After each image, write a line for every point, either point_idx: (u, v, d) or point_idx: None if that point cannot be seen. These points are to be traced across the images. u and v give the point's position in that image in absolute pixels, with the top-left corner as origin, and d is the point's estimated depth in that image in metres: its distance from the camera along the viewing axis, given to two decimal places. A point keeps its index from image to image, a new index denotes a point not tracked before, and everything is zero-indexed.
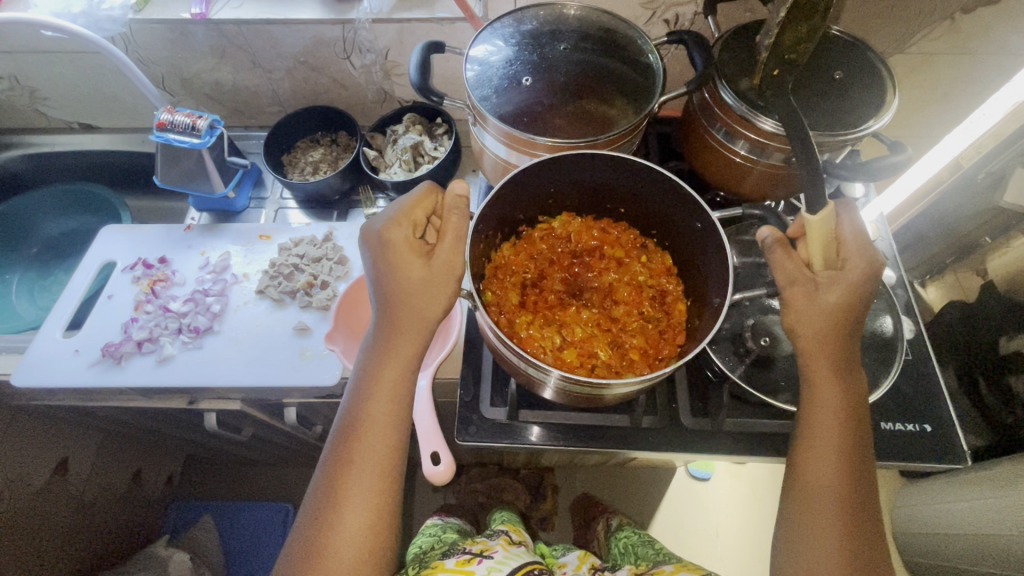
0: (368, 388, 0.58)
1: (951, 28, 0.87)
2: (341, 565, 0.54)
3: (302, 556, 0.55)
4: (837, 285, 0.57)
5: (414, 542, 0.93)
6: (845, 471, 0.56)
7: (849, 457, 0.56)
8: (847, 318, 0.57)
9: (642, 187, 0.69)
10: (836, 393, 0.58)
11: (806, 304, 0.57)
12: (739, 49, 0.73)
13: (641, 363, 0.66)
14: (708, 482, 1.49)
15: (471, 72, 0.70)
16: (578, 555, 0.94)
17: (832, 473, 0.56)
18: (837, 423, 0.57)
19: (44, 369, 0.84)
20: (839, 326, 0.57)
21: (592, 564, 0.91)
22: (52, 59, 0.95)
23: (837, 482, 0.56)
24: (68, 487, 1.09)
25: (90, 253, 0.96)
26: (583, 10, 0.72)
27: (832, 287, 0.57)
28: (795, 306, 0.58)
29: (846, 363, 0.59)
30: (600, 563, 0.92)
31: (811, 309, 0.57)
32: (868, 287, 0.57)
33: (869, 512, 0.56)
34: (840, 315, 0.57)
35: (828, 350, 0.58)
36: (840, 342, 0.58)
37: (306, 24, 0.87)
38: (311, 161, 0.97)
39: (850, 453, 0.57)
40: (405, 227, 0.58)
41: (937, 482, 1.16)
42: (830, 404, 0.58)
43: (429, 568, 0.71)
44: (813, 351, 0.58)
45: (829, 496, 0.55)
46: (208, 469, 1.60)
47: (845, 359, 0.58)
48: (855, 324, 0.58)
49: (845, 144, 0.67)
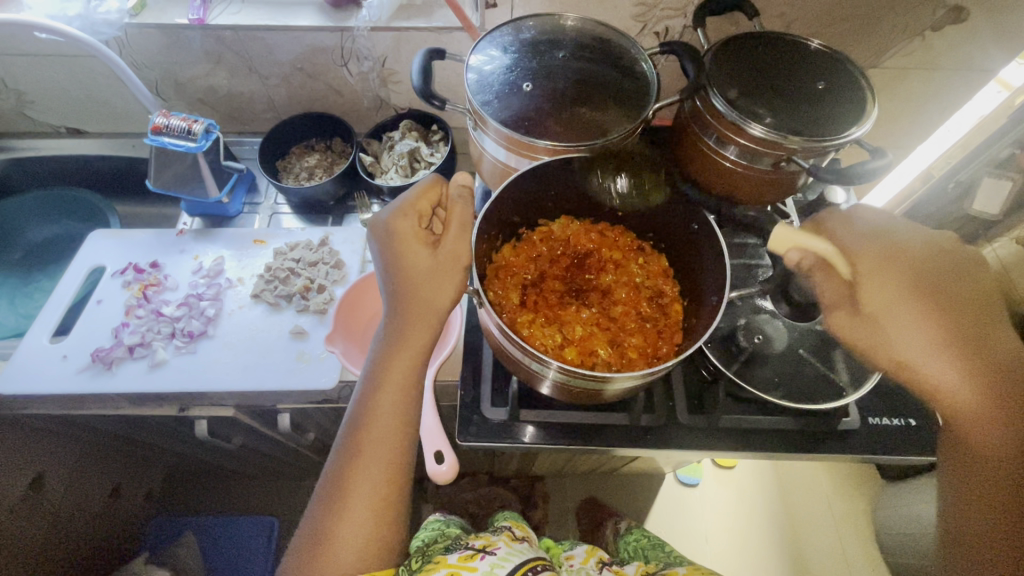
0: (376, 379, 0.58)
1: (921, 45, 0.93)
2: (349, 553, 0.55)
3: (311, 545, 0.55)
4: (908, 281, 0.59)
5: (416, 535, 0.90)
6: (985, 442, 0.55)
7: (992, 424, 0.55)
8: (940, 303, 0.58)
9: (638, 188, 0.71)
10: (973, 371, 0.56)
11: (878, 311, 0.60)
12: (729, 59, 0.76)
13: (640, 358, 0.68)
14: (696, 487, 1.52)
15: (472, 78, 0.72)
16: (586, 548, 0.90)
17: (990, 454, 0.55)
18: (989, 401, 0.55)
19: (30, 375, 0.82)
20: (939, 313, 0.58)
21: (601, 559, 0.87)
22: (41, 62, 0.94)
23: (1009, 464, 0.54)
24: (44, 504, 1.06)
25: (77, 259, 0.94)
26: (579, 21, 0.76)
27: (860, 287, 0.61)
28: (863, 315, 0.61)
29: (977, 334, 0.57)
30: (609, 556, 0.89)
31: (885, 314, 0.59)
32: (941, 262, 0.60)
33: (1020, 481, 0.53)
34: (932, 299, 0.58)
35: (941, 335, 0.57)
36: (933, 315, 0.58)
37: (304, 31, 0.88)
38: (306, 167, 0.98)
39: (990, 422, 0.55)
40: (411, 219, 0.60)
41: (919, 482, 1.20)
42: (959, 388, 0.56)
43: (431, 561, 0.69)
44: (913, 345, 0.58)
45: (971, 476, 0.56)
46: (191, 483, 1.56)
47: (974, 334, 0.57)
48: (956, 293, 0.58)
49: (829, 150, 0.70)
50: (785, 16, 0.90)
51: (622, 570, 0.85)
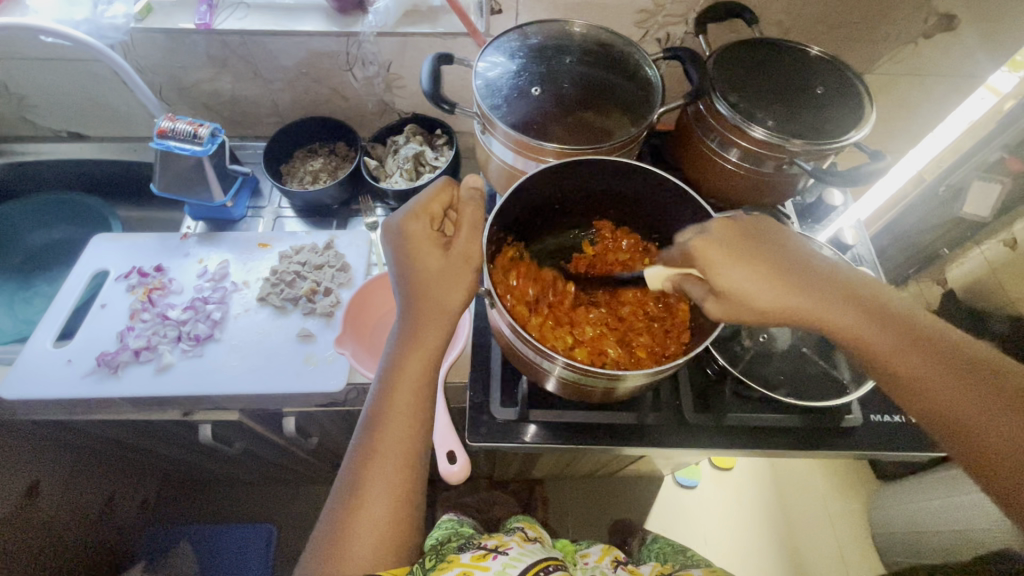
0: (391, 379, 0.59)
1: (913, 51, 0.95)
2: (365, 552, 0.55)
3: (328, 543, 0.56)
4: (752, 259, 0.57)
5: (428, 534, 0.91)
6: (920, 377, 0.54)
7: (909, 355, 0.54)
8: (773, 263, 0.57)
9: (645, 190, 0.72)
10: (837, 303, 0.56)
11: (743, 300, 0.56)
12: (730, 65, 0.78)
13: (648, 357, 0.69)
14: (695, 489, 1.53)
15: (480, 81, 0.73)
16: (600, 547, 0.91)
17: (919, 364, 0.54)
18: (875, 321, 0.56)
19: (34, 380, 0.81)
20: (778, 277, 0.57)
21: (615, 557, 0.88)
22: (44, 66, 0.94)
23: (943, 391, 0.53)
24: (37, 513, 1.04)
25: (80, 263, 0.93)
26: (586, 28, 0.78)
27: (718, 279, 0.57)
28: (740, 310, 0.56)
29: (808, 272, 0.58)
30: (624, 556, 0.89)
31: (756, 301, 0.56)
32: (755, 225, 0.61)
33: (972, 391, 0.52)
34: (766, 262, 0.57)
35: (798, 289, 0.57)
36: (783, 287, 0.56)
37: (310, 36, 0.89)
38: (310, 170, 0.99)
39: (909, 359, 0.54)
40: (424, 220, 0.61)
41: (916, 481, 1.21)
42: (853, 325, 0.56)
43: (444, 560, 0.70)
44: (799, 313, 0.56)
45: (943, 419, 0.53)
46: (188, 490, 1.55)
47: (809, 272, 0.58)
48: (778, 249, 0.59)
49: (829, 152, 0.72)
50: (783, 23, 0.92)
51: (638, 569, 0.85)
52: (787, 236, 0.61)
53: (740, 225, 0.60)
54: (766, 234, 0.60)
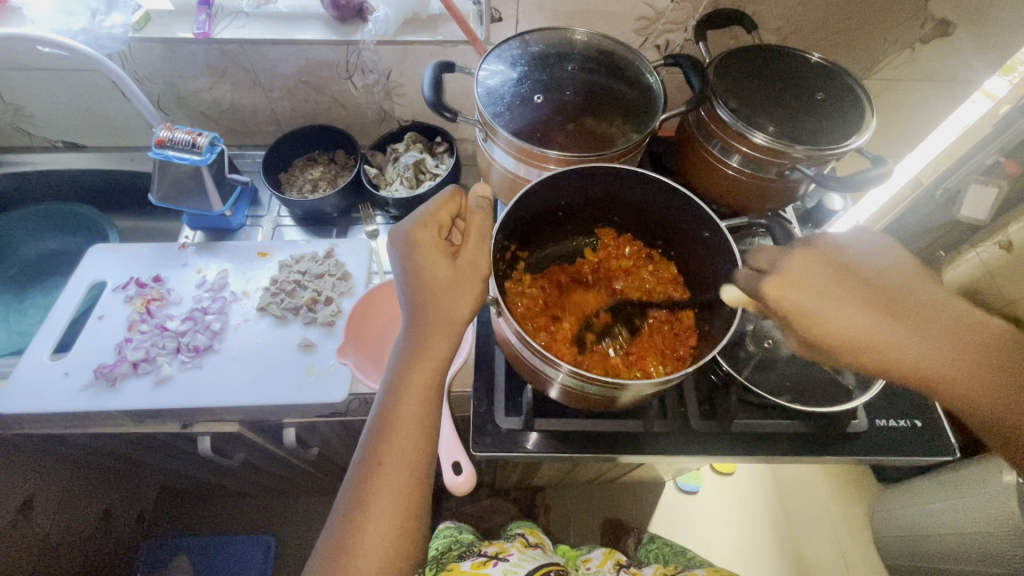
0: (397, 389, 0.58)
1: (910, 57, 0.96)
2: (370, 565, 0.54)
3: (331, 558, 0.55)
4: (836, 286, 0.58)
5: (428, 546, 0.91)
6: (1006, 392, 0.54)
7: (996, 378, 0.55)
8: (870, 295, 0.58)
9: (648, 198, 0.72)
10: (928, 337, 0.56)
11: (869, 344, 0.56)
12: (731, 71, 0.78)
13: (658, 363, 0.69)
14: (696, 495, 1.53)
15: (482, 88, 0.72)
16: (603, 551, 0.91)
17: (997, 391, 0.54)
18: (960, 348, 0.56)
19: (30, 394, 0.80)
20: (867, 302, 0.58)
21: (618, 560, 0.87)
22: (40, 76, 0.93)
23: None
24: (32, 528, 1.02)
25: (76, 275, 0.92)
26: (588, 35, 0.78)
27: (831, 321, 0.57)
28: (832, 347, 0.58)
29: (904, 301, 0.58)
30: (627, 559, 0.89)
31: (836, 338, 0.57)
32: (843, 257, 0.60)
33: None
34: (853, 288, 0.59)
35: (892, 324, 0.57)
36: (859, 305, 0.58)
37: (310, 44, 0.89)
38: (310, 179, 0.98)
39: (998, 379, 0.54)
40: (431, 228, 0.60)
41: (916, 484, 1.22)
42: (933, 354, 0.56)
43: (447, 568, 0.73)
44: (886, 350, 0.56)
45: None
46: (184, 502, 1.53)
47: (903, 306, 0.58)
48: (861, 274, 0.60)
49: (830, 158, 0.72)
50: (781, 30, 0.93)
51: (639, 571, 0.86)
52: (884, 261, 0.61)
53: (832, 263, 0.60)
54: (857, 267, 0.60)
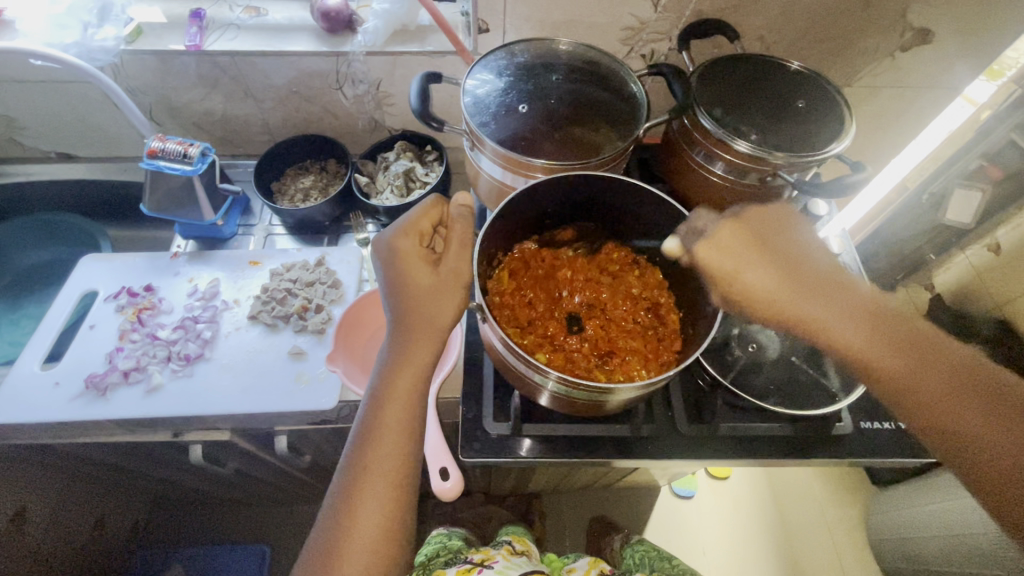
0: (381, 396, 0.58)
1: (892, 64, 0.98)
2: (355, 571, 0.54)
3: (318, 564, 0.55)
4: (753, 247, 0.62)
5: (417, 551, 0.93)
6: (905, 357, 0.57)
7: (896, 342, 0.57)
8: (788, 260, 0.61)
9: (632, 204, 0.73)
10: (839, 305, 0.59)
11: (786, 305, 0.59)
12: (714, 80, 0.80)
13: (643, 367, 0.70)
14: (692, 499, 1.53)
15: (468, 99, 0.74)
16: (588, 561, 0.91)
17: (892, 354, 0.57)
18: (863, 323, 0.58)
19: (20, 404, 0.80)
20: (782, 265, 0.61)
21: (602, 569, 0.87)
22: (34, 89, 0.94)
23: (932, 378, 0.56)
24: (24, 539, 1.02)
25: (68, 284, 0.93)
26: (572, 46, 0.80)
27: (750, 270, 0.60)
28: (753, 307, 0.60)
29: (821, 273, 0.61)
30: (611, 569, 0.88)
31: (754, 293, 0.60)
32: (768, 228, 0.63)
33: (948, 373, 0.56)
34: (773, 252, 0.61)
35: (809, 290, 0.60)
36: (773, 260, 0.61)
37: (300, 56, 0.90)
38: (301, 188, 0.99)
39: (902, 345, 0.57)
40: (413, 237, 0.61)
41: (909, 487, 1.22)
42: (840, 320, 0.58)
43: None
44: (800, 312, 0.59)
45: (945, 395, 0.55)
46: (179, 511, 1.52)
47: (818, 276, 0.61)
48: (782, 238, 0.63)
49: (812, 164, 0.73)
50: (765, 38, 0.94)
51: None
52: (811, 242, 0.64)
53: (755, 230, 0.63)
54: (778, 239, 0.63)
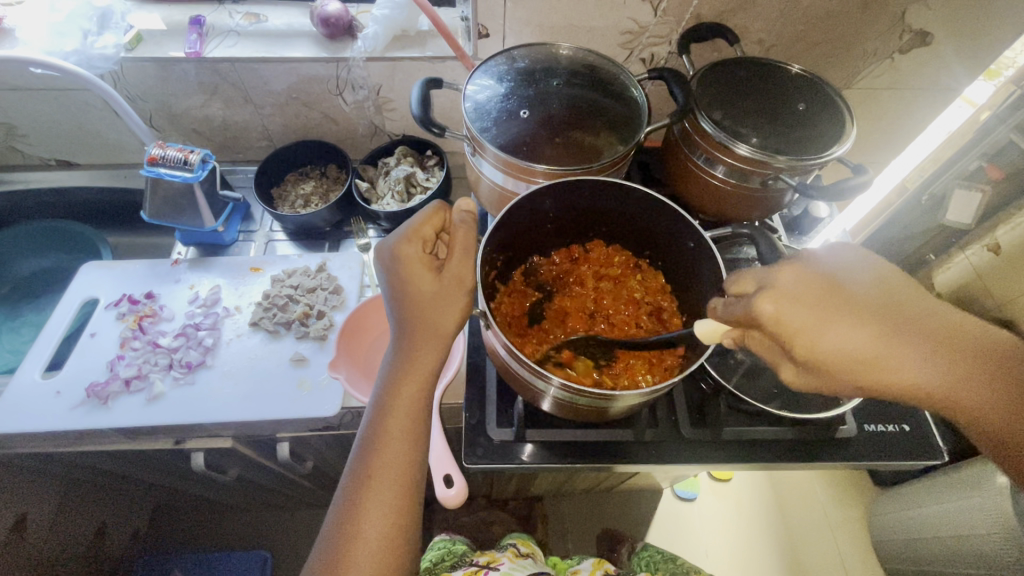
0: (385, 404, 0.58)
1: (891, 66, 0.98)
2: None
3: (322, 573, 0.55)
4: (823, 303, 0.51)
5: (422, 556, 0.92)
6: (983, 387, 0.51)
7: (974, 374, 0.51)
8: (863, 311, 0.52)
9: (633, 209, 0.73)
10: (926, 354, 0.51)
11: (879, 370, 0.51)
12: (714, 83, 0.80)
13: (647, 372, 0.68)
14: (695, 502, 1.53)
15: (469, 105, 0.74)
16: (592, 562, 0.91)
17: (984, 399, 0.51)
18: (943, 362, 0.51)
19: (22, 413, 0.80)
20: (858, 320, 0.51)
21: (606, 570, 0.87)
22: (33, 96, 0.94)
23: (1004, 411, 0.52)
24: (24, 548, 1.01)
25: (69, 292, 0.92)
26: (573, 50, 0.79)
27: (827, 332, 0.51)
28: (835, 374, 0.52)
29: (909, 320, 0.52)
30: (615, 569, 0.89)
31: (835, 361, 0.51)
32: (838, 274, 0.53)
33: (1021, 389, 0.52)
34: (845, 305, 0.52)
35: (898, 346, 0.51)
36: (845, 309, 0.52)
37: (299, 62, 0.90)
38: (301, 194, 0.99)
39: (979, 374, 0.52)
40: (415, 244, 0.61)
41: (912, 488, 1.22)
42: (931, 374, 0.51)
43: None
44: (884, 371, 0.51)
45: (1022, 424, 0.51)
46: (180, 518, 1.52)
47: (903, 325, 0.52)
48: (847, 287, 0.53)
49: (813, 167, 0.73)
50: (764, 41, 0.94)
51: None
52: (883, 276, 0.54)
53: (824, 278, 0.53)
54: (850, 286, 0.53)
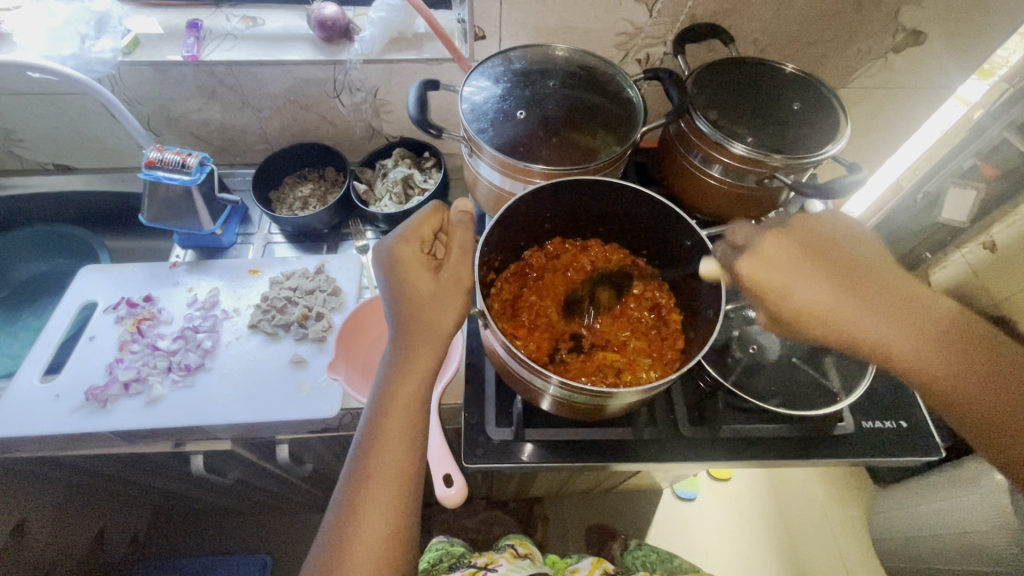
0: (384, 403, 0.58)
1: (885, 66, 0.99)
2: None
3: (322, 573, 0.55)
4: (787, 253, 0.64)
5: (421, 555, 0.92)
6: (932, 342, 0.60)
7: (923, 330, 0.60)
8: (822, 265, 0.64)
9: (630, 208, 0.74)
10: (875, 308, 0.61)
11: (829, 313, 0.62)
12: (709, 83, 0.80)
13: (649, 368, 0.70)
14: (695, 501, 1.53)
15: (467, 106, 0.74)
16: (591, 560, 0.91)
17: (940, 354, 0.59)
18: (894, 316, 0.61)
19: (20, 416, 0.80)
20: (816, 270, 0.64)
21: (605, 570, 0.88)
22: (31, 101, 0.94)
23: (953, 365, 0.59)
24: (23, 553, 1.01)
25: (67, 296, 0.92)
26: (568, 52, 0.80)
27: (785, 276, 0.63)
28: (790, 314, 0.63)
29: (866, 281, 0.64)
30: (614, 569, 0.89)
31: (789, 298, 0.63)
32: (808, 240, 0.66)
33: (971, 352, 0.59)
34: (804, 259, 0.65)
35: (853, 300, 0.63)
36: (804, 262, 0.64)
37: (297, 64, 0.90)
38: (299, 197, 0.99)
39: (926, 331, 0.60)
40: (413, 244, 0.61)
41: (911, 485, 1.22)
42: (886, 323, 0.60)
43: None
44: (834, 314, 0.62)
45: (966, 376, 0.58)
46: (179, 522, 1.51)
47: (863, 282, 0.63)
48: (816, 247, 0.66)
49: (807, 166, 0.74)
50: (758, 42, 0.95)
51: None
52: (854, 250, 0.67)
53: (792, 239, 0.66)
54: (818, 250, 0.66)
